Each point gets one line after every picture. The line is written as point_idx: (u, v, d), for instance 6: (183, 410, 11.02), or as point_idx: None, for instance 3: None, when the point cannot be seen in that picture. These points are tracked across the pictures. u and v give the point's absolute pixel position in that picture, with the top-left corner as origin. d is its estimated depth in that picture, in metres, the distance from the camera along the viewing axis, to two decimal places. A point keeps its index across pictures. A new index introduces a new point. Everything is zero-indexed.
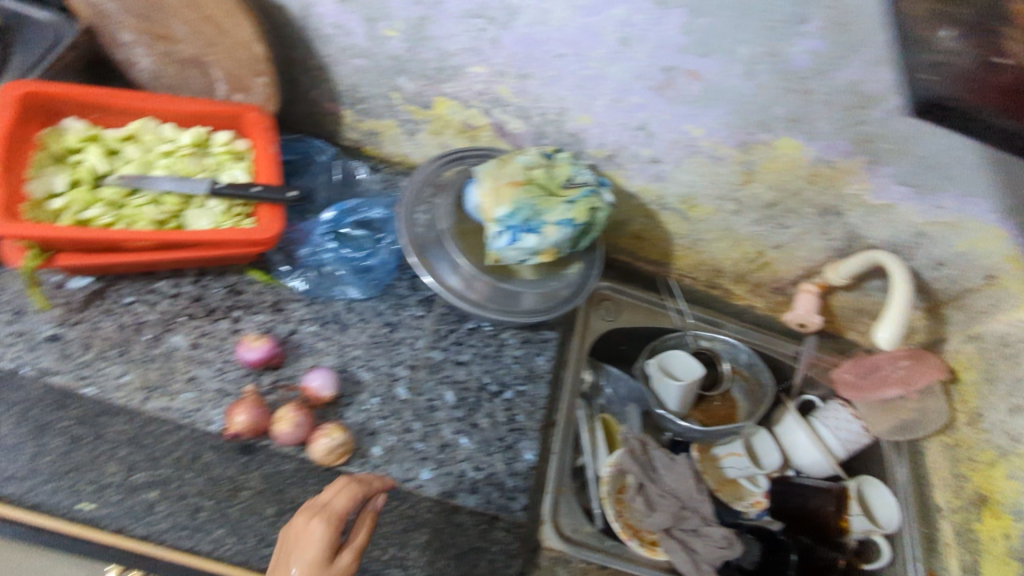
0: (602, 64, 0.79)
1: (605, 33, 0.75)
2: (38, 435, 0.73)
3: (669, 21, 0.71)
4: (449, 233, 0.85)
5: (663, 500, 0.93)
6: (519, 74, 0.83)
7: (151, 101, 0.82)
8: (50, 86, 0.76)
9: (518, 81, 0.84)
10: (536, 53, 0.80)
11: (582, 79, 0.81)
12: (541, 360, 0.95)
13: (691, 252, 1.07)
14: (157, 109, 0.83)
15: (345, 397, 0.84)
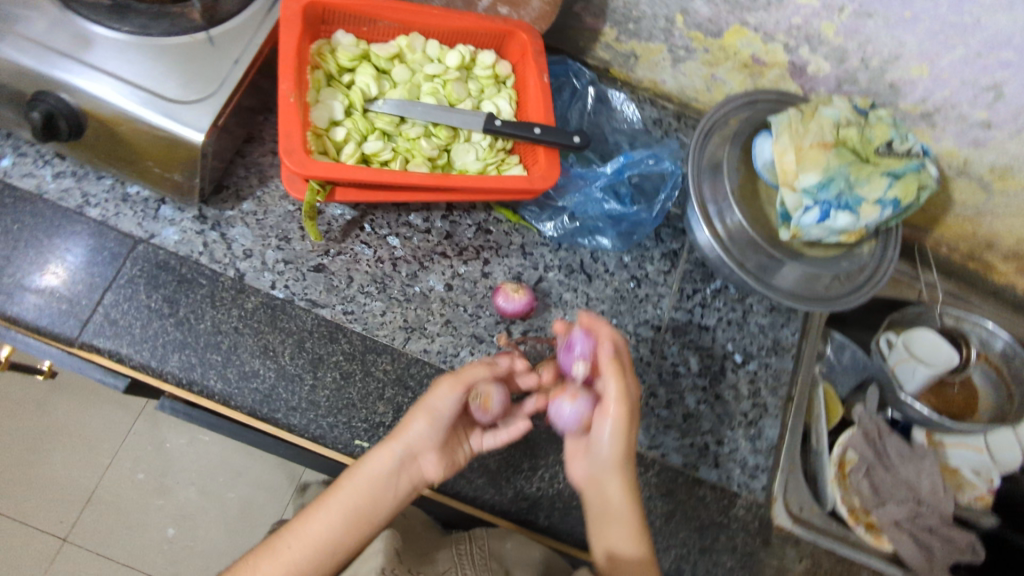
0: (984, 13, 0.63)
1: None
2: (315, 367, 0.73)
3: None
4: (734, 196, 0.77)
5: (896, 490, 0.90)
6: (859, 11, 0.67)
7: (421, 13, 0.74)
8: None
9: (852, 19, 0.69)
10: None
11: (944, 27, 0.66)
12: (787, 331, 0.89)
13: (967, 222, 0.93)
14: (424, 23, 0.75)
15: None
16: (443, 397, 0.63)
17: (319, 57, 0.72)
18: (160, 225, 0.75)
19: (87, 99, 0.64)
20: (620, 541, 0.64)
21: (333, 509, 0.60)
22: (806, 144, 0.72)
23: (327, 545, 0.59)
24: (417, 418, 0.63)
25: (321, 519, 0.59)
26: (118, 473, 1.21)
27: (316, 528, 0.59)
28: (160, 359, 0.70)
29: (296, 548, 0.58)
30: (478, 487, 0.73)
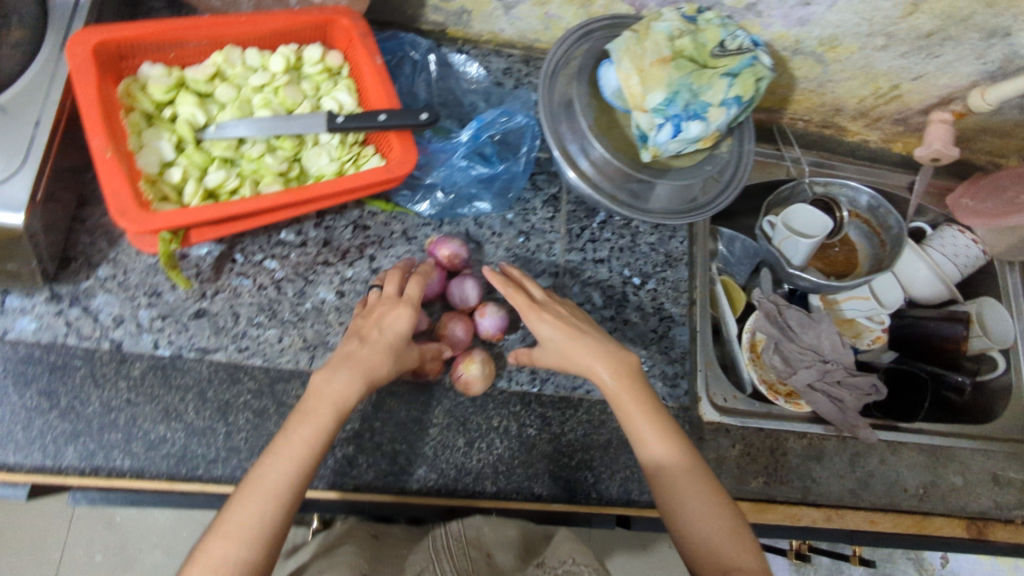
0: None
1: None
2: (224, 414, 0.71)
3: None
4: (593, 130, 0.78)
5: (804, 357, 0.95)
6: None
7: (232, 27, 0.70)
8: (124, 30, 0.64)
9: None
10: None
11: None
12: (676, 242, 0.92)
13: (813, 94, 0.98)
14: (235, 32, 0.70)
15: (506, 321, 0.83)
16: (400, 320, 0.68)
17: (129, 97, 0.67)
18: (11, 318, 0.69)
19: None
20: (692, 522, 0.64)
21: (288, 457, 0.58)
22: (646, 64, 0.74)
23: (279, 493, 0.57)
24: (377, 342, 0.66)
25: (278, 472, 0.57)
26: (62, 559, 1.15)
27: (270, 474, 0.57)
28: (56, 456, 0.66)
29: (253, 508, 0.55)
30: (421, 476, 0.75)
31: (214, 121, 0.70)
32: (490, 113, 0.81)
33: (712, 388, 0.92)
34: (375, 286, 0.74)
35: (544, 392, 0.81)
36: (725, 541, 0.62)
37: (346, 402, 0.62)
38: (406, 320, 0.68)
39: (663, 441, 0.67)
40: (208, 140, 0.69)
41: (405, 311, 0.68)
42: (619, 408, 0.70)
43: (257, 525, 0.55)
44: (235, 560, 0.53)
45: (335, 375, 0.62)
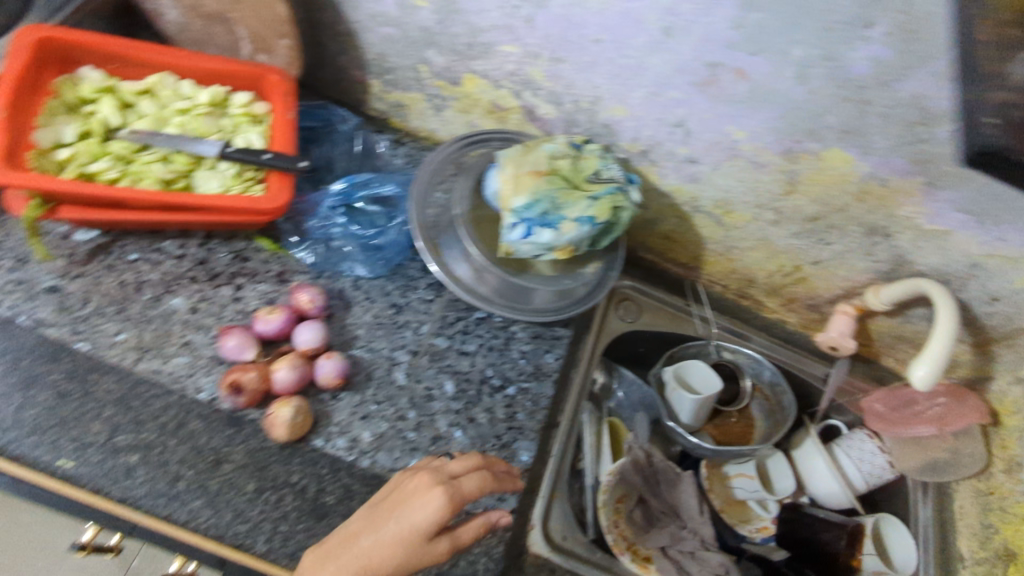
0: (641, 54, 0.73)
1: (648, 20, 0.70)
2: (28, 386, 0.72)
3: (718, 12, 0.66)
4: (462, 219, 0.81)
5: (663, 517, 0.90)
6: (553, 57, 0.78)
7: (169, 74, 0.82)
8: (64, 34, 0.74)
9: (551, 65, 0.79)
10: (571, 36, 0.75)
11: (617, 69, 0.77)
12: (549, 358, 0.91)
13: (723, 259, 1.01)
14: (175, 64, 0.81)
15: (353, 385, 0.82)
16: (434, 497, 0.63)
17: (55, 87, 0.75)
18: None
19: None
20: None
21: None
22: (522, 173, 0.79)
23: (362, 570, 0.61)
24: (394, 522, 0.63)
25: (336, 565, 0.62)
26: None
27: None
28: None
29: None
30: (193, 509, 0.71)
31: (127, 125, 0.78)
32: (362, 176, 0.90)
33: (553, 520, 0.85)
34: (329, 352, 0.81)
35: (358, 464, 0.78)
36: None
37: (420, 527, 0.62)
38: (434, 507, 0.63)
39: None
40: (115, 138, 0.77)
41: (437, 502, 0.63)
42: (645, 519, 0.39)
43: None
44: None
45: (371, 531, 0.63)
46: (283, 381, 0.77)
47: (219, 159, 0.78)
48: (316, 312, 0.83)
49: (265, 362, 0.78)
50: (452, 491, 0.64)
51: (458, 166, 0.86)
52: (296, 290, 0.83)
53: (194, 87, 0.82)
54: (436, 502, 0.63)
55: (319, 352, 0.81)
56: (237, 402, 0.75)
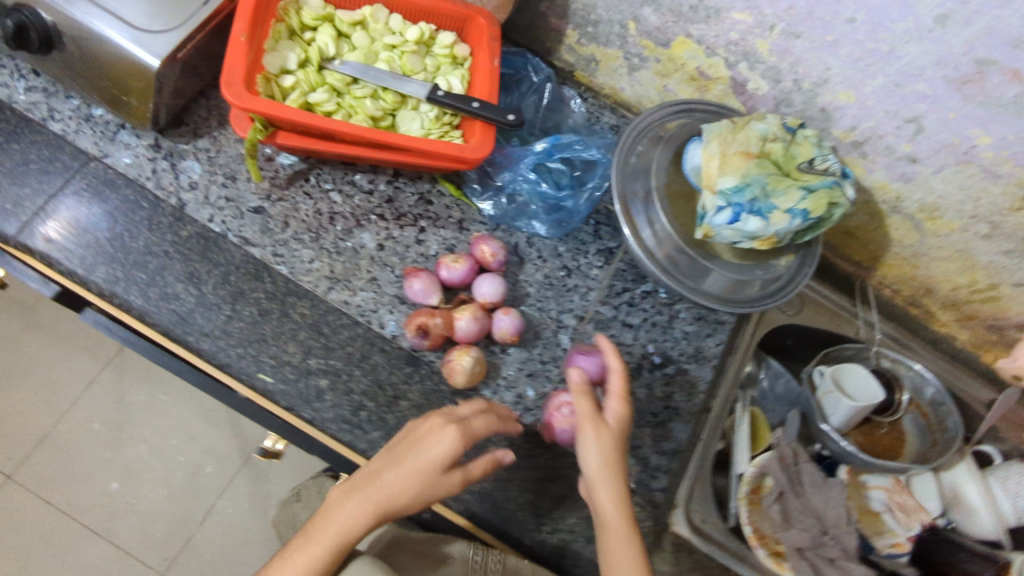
0: (897, 41, 0.67)
1: (922, 5, 0.63)
2: (235, 300, 0.77)
3: (1013, 7, 0.59)
4: (659, 192, 0.78)
5: (804, 519, 0.87)
6: (788, 31, 0.72)
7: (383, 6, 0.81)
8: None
9: (783, 38, 0.73)
10: (820, 12, 0.68)
11: (864, 51, 0.69)
12: (711, 342, 0.89)
13: (906, 264, 0.94)
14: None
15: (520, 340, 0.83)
16: (449, 432, 0.64)
17: (282, 11, 0.76)
18: (115, 147, 0.79)
19: (64, 17, 0.70)
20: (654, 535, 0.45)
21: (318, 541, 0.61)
22: (731, 152, 0.75)
23: (380, 501, 0.62)
24: (410, 461, 0.63)
25: (357, 499, 0.62)
26: (73, 416, 1.46)
27: (342, 519, 0.61)
28: (88, 269, 0.74)
29: (304, 555, 0.61)
30: (372, 439, 0.75)
31: (340, 57, 0.78)
32: (568, 138, 0.83)
33: (694, 503, 0.87)
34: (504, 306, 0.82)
35: (521, 419, 0.80)
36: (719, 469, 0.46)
37: (438, 459, 0.63)
38: (450, 442, 0.63)
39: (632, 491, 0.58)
40: (329, 68, 0.77)
41: (452, 436, 0.64)
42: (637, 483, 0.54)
43: (343, 529, 0.61)
44: (324, 549, 0.61)
45: (391, 464, 0.63)
46: (464, 332, 0.78)
47: (425, 101, 0.78)
48: (497, 265, 0.83)
49: (448, 310, 0.79)
50: (462, 428, 0.65)
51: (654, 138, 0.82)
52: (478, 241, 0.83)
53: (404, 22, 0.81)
54: (450, 439, 0.64)
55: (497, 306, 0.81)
56: (420, 345, 0.78)
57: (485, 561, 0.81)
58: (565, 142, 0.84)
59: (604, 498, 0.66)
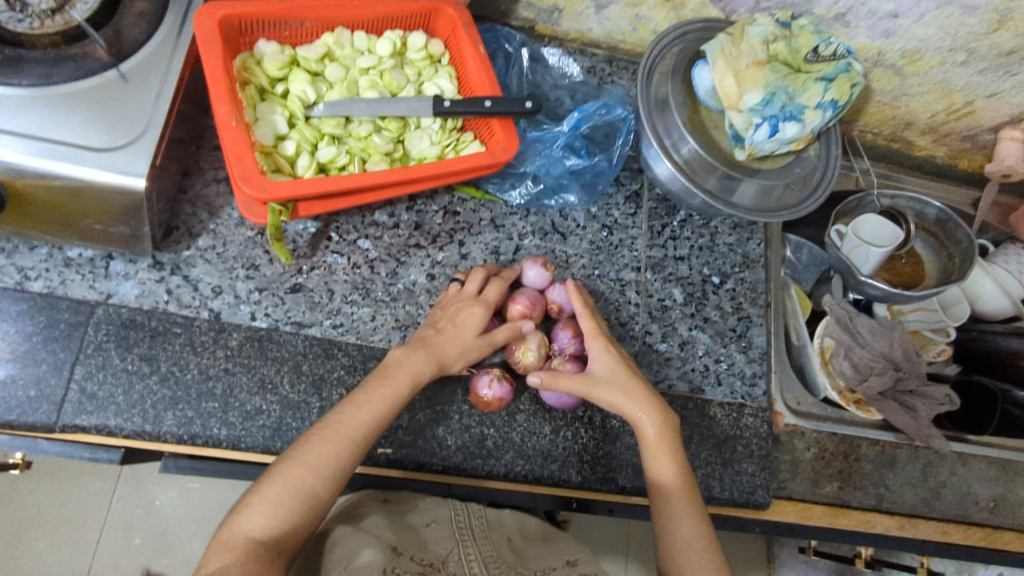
0: None
1: None
2: (319, 389, 0.71)
3: None
4: (686, 127, 0.78)
5: (876, 364, 0.94)
6: None
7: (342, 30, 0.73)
8: (245, 7, 0.65)
9: None
10: None
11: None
12: (753, 244, 0.93)
13: (886, 108, 0.99)
14: (346, 16, 0.72)
15: None
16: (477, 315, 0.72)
17: (246, 72, 0.68)
18: (115, 282, 0.70)
19: (1, 166, 0.58)
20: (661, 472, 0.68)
21: (282, 477, 0.55)
22: (742, 66, 0.74)
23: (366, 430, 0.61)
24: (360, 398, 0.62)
25: (358, 419, 0.60)
26: (110, 545, 1.11)
27: (315, 455, 0.57)
28: (155, 421, 0.66)
29: (277, 486, 0.55)
30: (510, 462, 0.74)
31: (322, 99, 0.70)
32: (593, 105, 0.81)
33: (786, 390, 0.92)
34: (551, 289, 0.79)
35: None
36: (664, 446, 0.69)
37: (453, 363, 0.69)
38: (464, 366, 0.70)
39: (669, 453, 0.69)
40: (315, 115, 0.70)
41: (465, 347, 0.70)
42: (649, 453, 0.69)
43: (324, 471, 0.57)
44: (306, 493, 0.55)
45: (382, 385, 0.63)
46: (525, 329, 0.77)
47: (429, 117, 0.71)
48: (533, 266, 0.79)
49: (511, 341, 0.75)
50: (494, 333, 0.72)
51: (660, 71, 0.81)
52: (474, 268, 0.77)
53: (369, 38, 0.74)
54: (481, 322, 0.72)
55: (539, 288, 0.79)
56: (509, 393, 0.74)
57: (468, 516, 0.68)
58: (592, 111, 0.81)
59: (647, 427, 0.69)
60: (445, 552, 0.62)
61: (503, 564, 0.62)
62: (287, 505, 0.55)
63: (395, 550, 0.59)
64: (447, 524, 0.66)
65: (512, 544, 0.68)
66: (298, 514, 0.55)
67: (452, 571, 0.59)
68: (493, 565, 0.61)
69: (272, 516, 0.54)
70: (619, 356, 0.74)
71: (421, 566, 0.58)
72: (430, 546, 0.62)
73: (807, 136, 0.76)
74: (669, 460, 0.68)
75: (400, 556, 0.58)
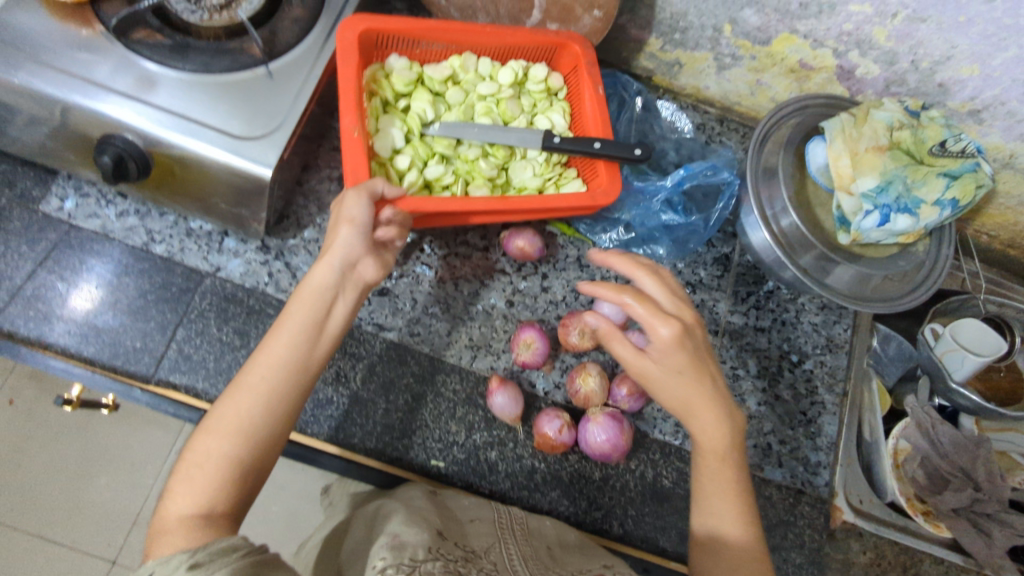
0: None
1: None
2: (387, 391, 0.74)
3: None
4: (791, 201, 0.77)
5: (953, 479, 0.88)
6: (912, 16, 0.70)
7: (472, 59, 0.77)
8: (387, 24, 0.70)
9: (906, 24, 0.71)
10: None
11: (998, 27, 0.67)
12: (840, 328, 0.90)
13: (1010, 212, 0.94)
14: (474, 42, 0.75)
15: None
16: (355, 204, 0.58)
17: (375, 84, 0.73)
18: (225, 257, 0.76)
19: (154, 138, 0.65)
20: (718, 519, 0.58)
21: (211, 430, 0.50)
22: (861, 149, 0.73)
23: (296, 368, 0.53)
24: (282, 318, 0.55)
25: (262, 370, 0.52)
26: None
27: (236, 406, 0.51)
28: None
29: (201, 460, 0.49)
30: (554, 499, 0.74)
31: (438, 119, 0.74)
32: (700, 165, 0.80)
33: (850, 485, 0.85)
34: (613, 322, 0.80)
35: (685, 447, 0.79)
36: (726, 473, 0.59)
37: (341, 253, 0.57)
38: (376, 271, 0.60)
39: (731, 479, 0.59)
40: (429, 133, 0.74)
41: (349, 231, 0.57)
42: (699, 464, 0.60)
43: (245, 427, 0.50)
44: (220, 457, 0.49)
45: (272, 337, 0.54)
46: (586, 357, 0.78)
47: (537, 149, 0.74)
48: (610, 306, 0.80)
49: (576, 370, 0.77)
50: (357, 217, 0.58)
51: (775, 141, 0.80)
52: (524, 326, 0.77)
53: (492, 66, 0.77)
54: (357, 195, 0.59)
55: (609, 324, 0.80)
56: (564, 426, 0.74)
57: (511, 521, 0.67)
58: (698, 171, 0.81)
59: (704, 422, 0.58)
60: (486, 545, 0.60)
61: (542, 565, 0.59)
62: (210, 476, 0.49)
63: (441, 535, 0.58)
64: (489, 524, 0.65)
65: (552, 552, 0.64)
66: (216, 489, 0.49)
67: (493, 560, 0.58)
68: (533, 564, 0.59)
69: (195, 497, 0.48)
70: (690, 346, 0.58)
71: (463, 551, 0.57)
72: (473, 537, 0.61)
73: (917, 231, 0.74)
74: (721, 469, 0.59)
75: (445, 539, 0.57)
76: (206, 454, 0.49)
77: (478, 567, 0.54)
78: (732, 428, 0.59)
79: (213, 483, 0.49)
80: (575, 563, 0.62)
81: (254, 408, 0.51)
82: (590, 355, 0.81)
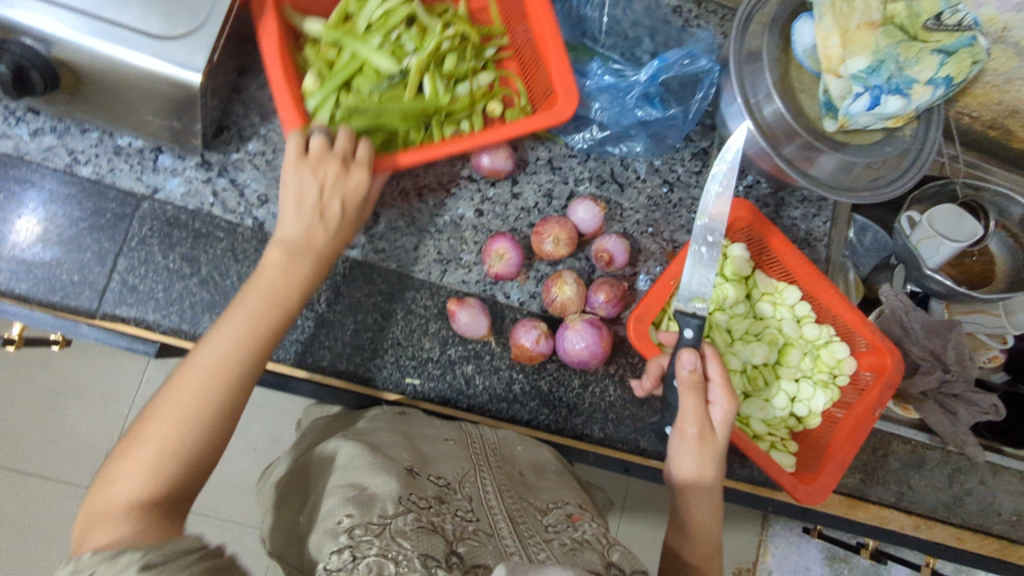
0: None
1: None
2: (354, 312, 0.71)
3: None
4: (775, 87, 0.71)
5: (924, 363, 0.90)
6: None
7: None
8: (757, 214, 0.75)
9: None
10: None
11: None
12: (819, 222, 0.87)
13: (995, 91, 0.90)
14: None
15: (632, 268, 0.79)
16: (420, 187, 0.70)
17: None
18: (162, 177, 0.69)
19: (55, 42, 0.56)
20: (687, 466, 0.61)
21: (176, 393, 0.48)
22: (852, 26, 0.68)
23: (225, 388, 0.50)
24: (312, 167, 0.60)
25: (204, 356, 0.50)
26: None
27: (182, 397, 0.48)
28: (192, 321, 0.66)
29: (182, 393, 0.48)
30: (533, 410, 0.73)
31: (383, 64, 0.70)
32: (677, 55, 0.73)
33: None
34: (583, 228, 0.76)
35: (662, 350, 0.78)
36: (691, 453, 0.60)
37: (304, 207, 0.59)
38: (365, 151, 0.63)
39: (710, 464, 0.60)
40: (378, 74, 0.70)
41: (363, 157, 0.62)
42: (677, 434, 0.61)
43: (187, 416, 0.47)
44: (186, 410, 0.48)
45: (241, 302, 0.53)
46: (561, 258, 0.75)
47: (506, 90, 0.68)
48: (585, 214, 0.75)
49: (551, 279, 0.74)
50: (360, 159, 0.62)
51: (761, 21, 0.74)
52: (496, 236, 0.73)
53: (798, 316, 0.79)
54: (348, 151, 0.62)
55: (585, 231, 0.76)
56: (542, 336, 0.72)
57: (483, 444, 0.64)
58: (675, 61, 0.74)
59: (686, 403, 0.60)
60: (458, 473, 0.58)
61: (518, 498, 0.57)
62: (153, 463, 0.45)
63: (411, 472, 0.54)
64: (461, 445, 0.63)
65: (523, 478, 0.62)
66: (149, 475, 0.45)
67: (468, 494, 0.55)
68: (507, 499, 0.56)
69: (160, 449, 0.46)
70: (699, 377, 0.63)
71: (437, 487, 0.54)
72: (437, 459, 0.59)
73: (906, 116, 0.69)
74: (700, 459, 0.60)
75: (415, 478, 0.54)
76: (157, 444, 0.46)
77: (453, 513, 0.51)
78: (709, 465, 0.60)
79: (145, 468, 0.45)
80: (548, 493, 0.61)
81: (216, 399, 0.49)
82: (565, 262, 0.78)
